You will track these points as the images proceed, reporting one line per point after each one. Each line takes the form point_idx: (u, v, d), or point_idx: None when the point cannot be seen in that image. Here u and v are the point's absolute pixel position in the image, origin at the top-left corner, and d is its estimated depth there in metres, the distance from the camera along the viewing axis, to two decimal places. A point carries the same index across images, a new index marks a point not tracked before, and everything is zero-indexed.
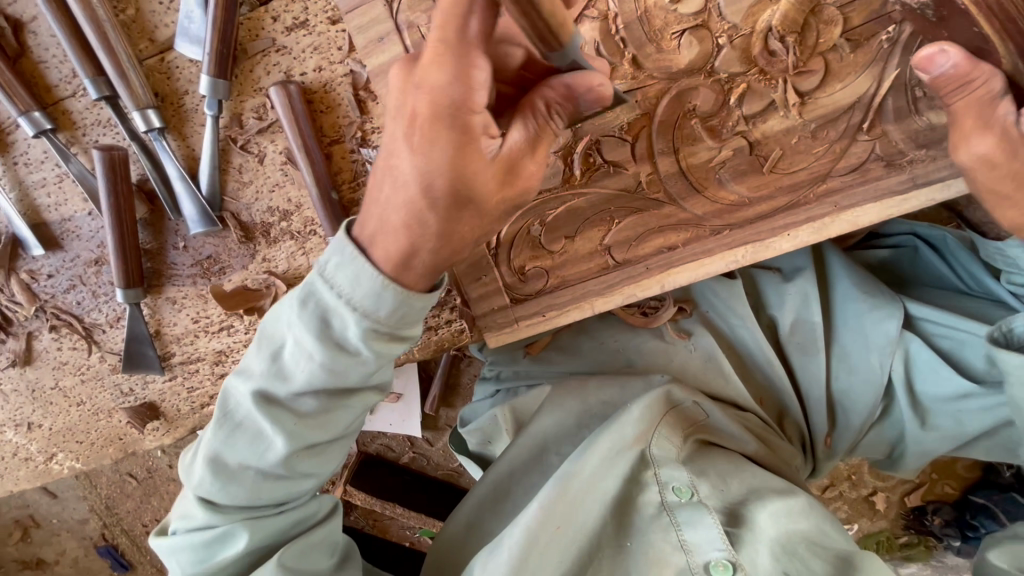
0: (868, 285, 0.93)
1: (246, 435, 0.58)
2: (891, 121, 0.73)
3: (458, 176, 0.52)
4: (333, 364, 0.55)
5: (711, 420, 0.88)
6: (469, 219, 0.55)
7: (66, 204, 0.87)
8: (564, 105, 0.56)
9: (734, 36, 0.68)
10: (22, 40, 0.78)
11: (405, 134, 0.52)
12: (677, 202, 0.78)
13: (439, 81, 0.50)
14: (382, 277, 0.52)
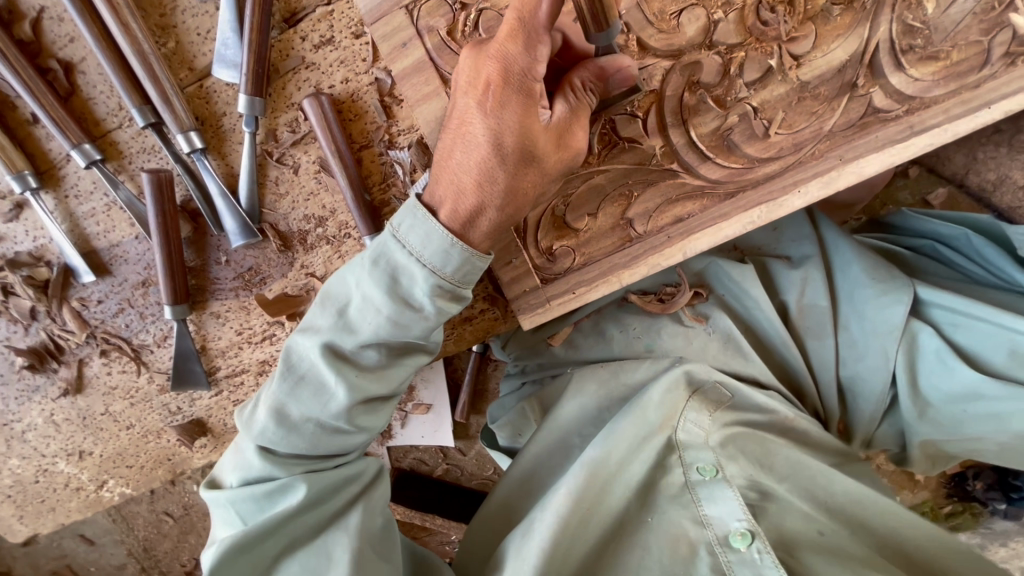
0: (880, 271, 0.91)
1: (310, 386, 0.67)
2: (883, 74, 0.78)
3: (524, 134, 0.65)
4: (398, 316, 0.66)
5: (737, 398, 0.86)
6: (532, 175, 0.68)
7: (114, 230, 0.92)
8: (598, 84, 0.69)
9: (728, 11, 0.75)
10: (73, 80, 0.85)
11: (478, 101, 0.65)
12: (691, 171, 0.82)
13: (512, 51, 0.63)
14: (451, 237, 0.65)
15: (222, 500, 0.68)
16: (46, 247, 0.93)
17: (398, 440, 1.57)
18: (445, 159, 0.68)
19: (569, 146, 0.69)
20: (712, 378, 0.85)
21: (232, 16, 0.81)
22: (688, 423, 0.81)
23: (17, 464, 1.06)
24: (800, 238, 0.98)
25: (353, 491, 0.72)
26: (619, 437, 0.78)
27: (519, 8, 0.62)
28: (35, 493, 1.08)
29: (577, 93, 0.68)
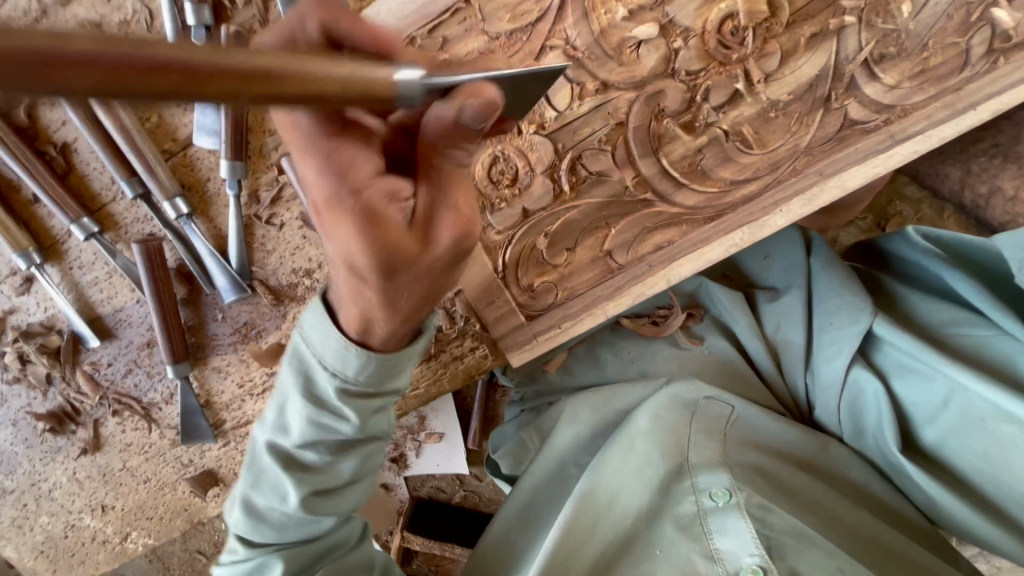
0: (837, 313, 0.92)
1: (265, 483, 0.68)
2: (856, 86, 0.76)
3: (380, 251, 0.52)
4: (317, 416, 0.63)
5: (738, 415, 0.92)
6: (407, 286, 0.55)
7: (117, 296, 0.96)
8: (461, 134, 0.49)
9: (688, 37, 0.74)
10: (70, 158, 0.89)
11: (320, 221, 0.53)
12: (667, 199, 0.81)
13: (313, 173, 0.51)
14: (344, 340, 0.59)
15: (221, 572, 0.71)
16: (56, 317, 0.98)
17: (413, 469, 1.58)
18: (331, 280, 0.60)
19: (433, 241, 0.54)
20: (703, 394, 0.92)
21: None
22: (695, 447, 0.85)
23: (47, 521, 1.11)
24: (788, 267, 1.04)
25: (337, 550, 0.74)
26: (619, 459, 0.86)
27: (283, 126, 0.51)
28: (65, 547, 1.13)
29: (433, 172, 0.52)
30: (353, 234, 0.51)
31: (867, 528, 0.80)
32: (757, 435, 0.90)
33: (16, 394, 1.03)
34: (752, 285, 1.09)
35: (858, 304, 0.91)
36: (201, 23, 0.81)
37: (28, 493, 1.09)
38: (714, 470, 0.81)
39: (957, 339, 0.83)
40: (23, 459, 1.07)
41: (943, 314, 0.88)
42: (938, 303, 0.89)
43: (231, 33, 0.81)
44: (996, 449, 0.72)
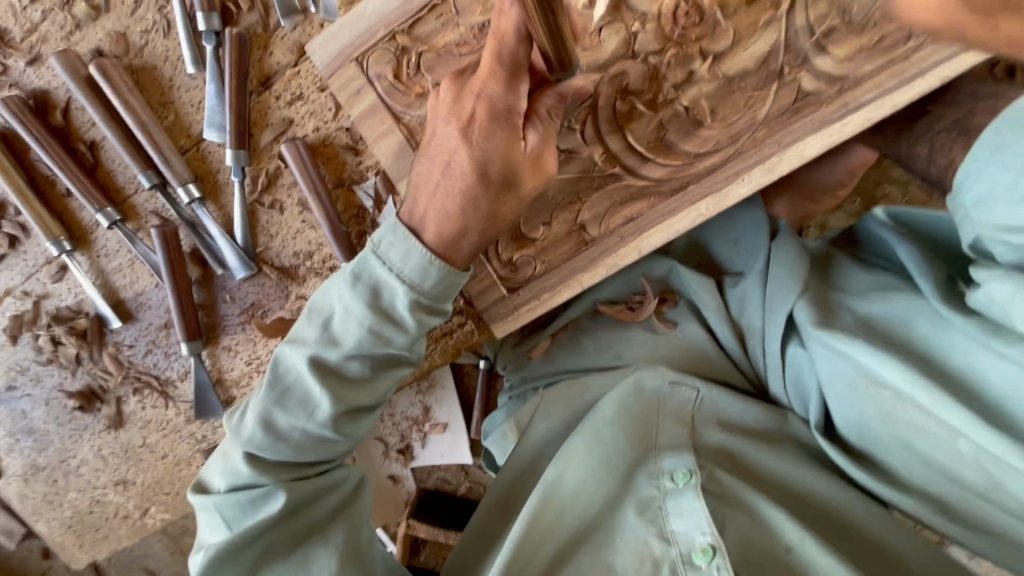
0: (775, 296, 0.94)
1: (297, 393, 0.76)
2: (808, 59, 0.80)
3: (508, 165, 0.74)
4: (378, 326, 0.75)
5: (703, 402, 0.95)
6: (511, 203, 0.76)
7: (137, 280, 1.06)
8: (560, 108, 0.77)
9: (645, 21, 0.80)
10: (98, 155, 0.99)
11: (461, 133, 0.73)
12: (634, 172, 0.86)
13: (495, 91, 0.71)
14: (427, 254, 0.74)
15: (208, 504, 0.75)
16: (84, 301, 1.08)
17: (419, 460, 1.63)
18: (427, 191, 0.75)
19: (543, 168, 0.77)
20: (667, 380, 0.96)
21: (215, 87, 0.93)
22: (663, 433, 0.91)
23: (75, 496, 1.20)
24: (753, 252, 1.07)
25: (338, 499, 0.81)
26: (583, 447, 0.88)
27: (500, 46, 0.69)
28: (91, 522, 1.22)
29: (544, 120, 0.75)
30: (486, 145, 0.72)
31: (829, 502, 0.85)
32: (726, 417, 0.94)
33: (50, 374, 1.12)
34: (723, 272, 1.12)
35: (784, 283, 0.94)
36: (210, 30, 0.91)
37: (59, 469, 1.19)
38: (678, 454, 0.87)
39: (864, 308, 0.87)
40: (55, 436, 1.17)
41: (875, 283, 0.90)
42: (872, 277, 0.93)
43: (237, 36, 0.90)
44: (893, 414, 0.76)
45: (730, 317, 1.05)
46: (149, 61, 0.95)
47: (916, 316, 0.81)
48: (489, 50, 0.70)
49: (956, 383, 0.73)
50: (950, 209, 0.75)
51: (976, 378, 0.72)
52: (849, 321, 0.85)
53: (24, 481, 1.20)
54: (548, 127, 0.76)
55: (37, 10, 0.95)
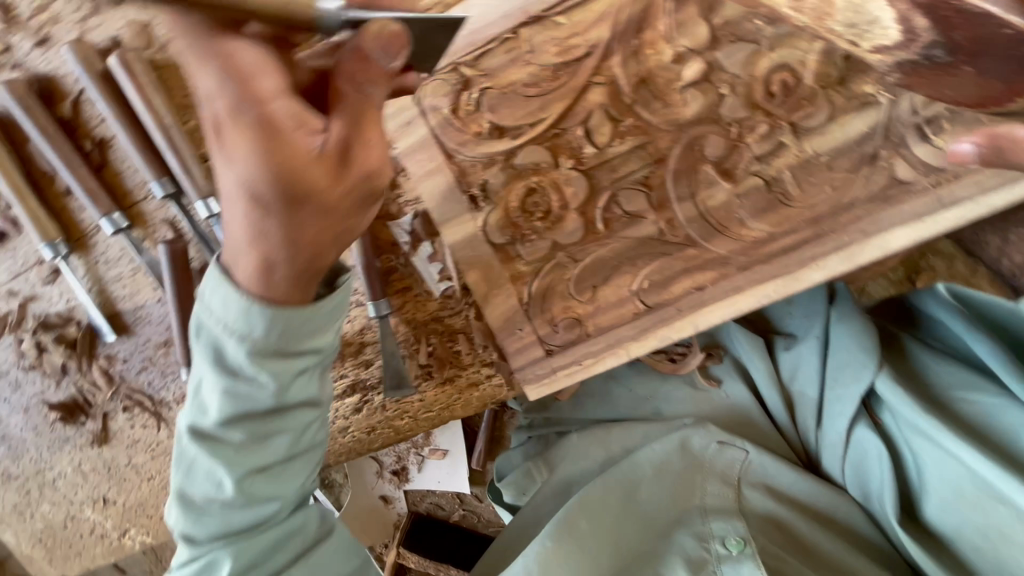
0: (847, 374, 0.92)
1: (195, 470, 0.64)
2: (906, 145, 0.73)
3: (279, 173, 0.52)
4: (236, 382, 0.61)
5: (752, 464, 0.95)
6: (308, 220, 0.55)
7: (138, 293, 0.96)
8: (368, 71, 0.53)
9: (736, 84, 0.73)
10: (106, 153, 0.89)
11: (225, 147, 0.52)
12: (700, 245, 0.80)
13: (227, 89, 0.51)
14: (247, 294, 0.57)
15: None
16: (75, 309, 0.98)
17: (415, 484, 1.58)
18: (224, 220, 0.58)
19: (353, 163, 0.54)
20: (716, 440, 0.97)
21: None
22: (707, 494, 0.94)
23: (48, 509, 1.12)
24: (808, 314, 1.01)
25: (299, 543, 0.70)
26: (613, 490, 0.93)
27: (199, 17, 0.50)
28: (63, 537, 1.13)
29: (347, 100, 0.53)
30: (265, 164, 0.51)
31: None
32: (774, 484, 0.94)
33: (31, 381, 1.03)
34: (771, 330, 1.07)
35: (868, 363, 0.90)
36: None
37: (32, 480, 1.10)
38: (730, 520, 0.90)
39: (962, 409, 0.85)
40: (31, 446, 1.08)
41: (952, 374, 0.89)
42: (950, 366, 0.90)
43: None
44: (999, 531, 0.75)
45: (779, 381, 1.02)
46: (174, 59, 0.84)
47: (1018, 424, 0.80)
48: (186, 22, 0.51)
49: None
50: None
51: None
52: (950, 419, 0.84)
53: None
54: (369, 104, 0.54)
55: None
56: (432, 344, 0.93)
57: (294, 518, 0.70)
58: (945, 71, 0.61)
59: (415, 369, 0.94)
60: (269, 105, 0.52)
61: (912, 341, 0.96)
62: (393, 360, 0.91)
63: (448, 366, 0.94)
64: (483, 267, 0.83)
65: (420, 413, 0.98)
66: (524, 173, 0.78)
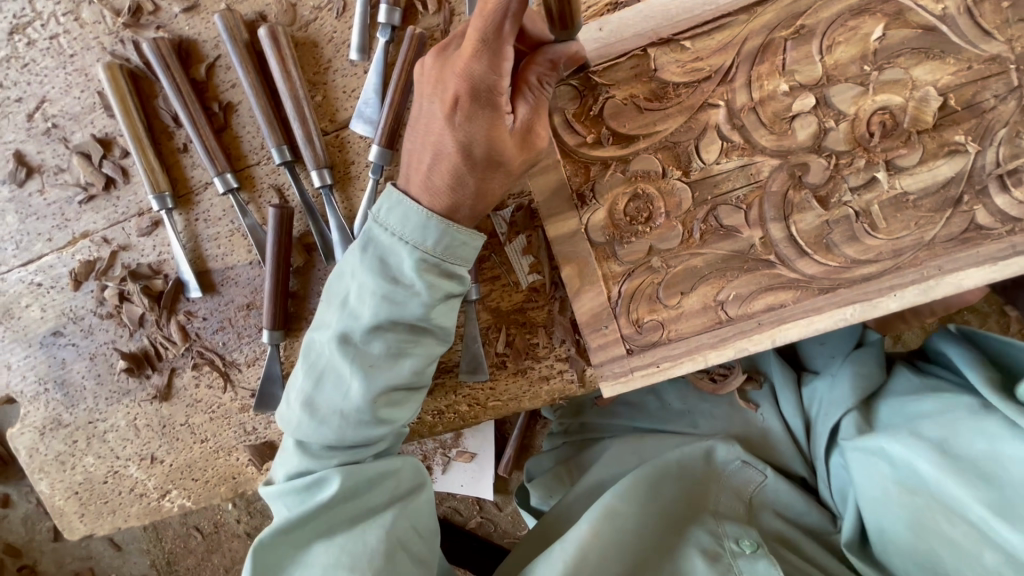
0: (831, 398, 0.99)
1: (331, 376, 0.76)
2: (987, 194, 0.80)
3: (493, 145, 0.71)
4: (392, 292, 0.73)
5: (767, 482, 1.00)
6: (499, 180, 0.74)
7: (232, 253, 0.99)
8: (552, 75, 0.75)
9: (840, 120, 0.80)
10: (230, 118, 0.95)
11: (446, 114, 0.70)
12: (787, 264, 0.85)
13: (476, 69, 0.66)
14: (426, 212, 0.73)
15: (272, 493, 0.78)
16: (166, 262, 1.00)
17: (438, 485, 1.57)
18: (417, 164, 0.75)
19: (535, 144, 0.74)
20: (739, 458, 1.01)
21: (378, 79, 0.89)
22: (721, 502, 0.99)
23: (92, 462, 1.11)
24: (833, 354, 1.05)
25: (394, 485, 0.79)
26: (641, 484, 0.96)
27: (484, 27, 0.64)
28: (100, 493, 1.12)
29: (535, 91, 0.73)
30: (488, 137, 0.70)
31: None
32: (781, 508, 1.00)
33: (104, 329, 1.04)
34: (804, 365, 1.11)
35: (844, 391, 0.98)
36: (390, 23, 0.86)
37: (83, 430, 1.09)
38: (745, 527, 0.93)
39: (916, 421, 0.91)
40: (89, 395, 1.08)
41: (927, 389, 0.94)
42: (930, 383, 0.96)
43: (416, 35, 0.86)
44: (923, 521, 0.81)
45: (801, 405, 1.06)
46: (313, 37, 0.91)
47: (953, 420, 0.85)
48: (474, 28, 0.65)
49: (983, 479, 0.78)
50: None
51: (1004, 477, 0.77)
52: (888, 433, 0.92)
53: (40, 434, 1.11)
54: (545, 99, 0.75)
55: None
56: (511, 333, 0.96)
57: (393, 459, 0.80)
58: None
59: (491, 356, 0.97)
60: (503, 96, 0.69)
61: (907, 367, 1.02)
62: (474, 344, 0.95)
63: (523, 355, 0.97)
64: (579, 262, 0.87)
65: (489, 401, 0.99)
66: (634, 178, 0.84)
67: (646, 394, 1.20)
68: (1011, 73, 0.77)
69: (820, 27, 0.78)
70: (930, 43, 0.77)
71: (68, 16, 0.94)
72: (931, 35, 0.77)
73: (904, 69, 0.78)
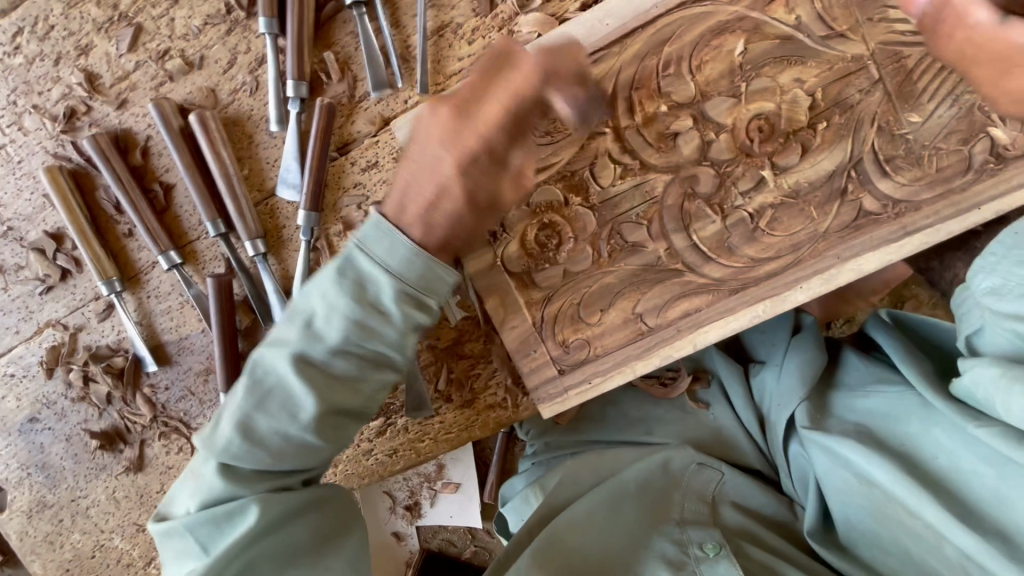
0: (784, 394, 1.00)
1: (279, 399, 0.75)
2: (871, 181, 0.84)
3: (491, 158, 0.74)
4: (365, 320, 0.74)
5: (726, 480, 1.04)
6: (491, 221, 0.80)
7: (183, 324, 1.05)
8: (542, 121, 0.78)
9: (720, 131, 0.85)
10: (170, 198, 1.01)
11: (458, 153, 0.73)
12: (695, 270, 0.89)
13: (496, 129, 0.73)
14: (414, 248, 0.75)
15: (178, 529, 0.74)
16: (125, 340, 1.07)
17: (428, 519, 1.60)
18: (416, 193, 0.76)
19: (525, 184, 0.78)
20: (695, 460, 1.06)
21: (295, 148, 0.95)
22: (685, 509, 0.99)
23: (78, 538, 1.15)
24: (772, 343, 1.13)
25: (324, 519, 0.79)
26: (599, 503, 0.98)
27: (519, 82, 0.71)
28: (89, 568, 1.16)
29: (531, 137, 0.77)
30: (500, 128, 0.72)
31: None
32: (742, 499, 1.02)
33: (76, 410, 1.10)
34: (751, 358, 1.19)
35: (793, 385, 1.00)
36: (299, 96, 0.93)
37: (66, 509, 1.14)
38: (706, 529, 0.94)
39: (864, 405, 0.93)
40: (69, 474, 1.13)
41: (873, 378, 0.96)
42: (875, 371, 0.97)
43: (325, 104, 0.93)
44: (885, 510, 0.80)
45: (753, 400, 1.12)
46: (234, 117, 0.98)
47: (906, 413, 0.86)
48: (474, 75, 0.73)
49: (945, 487, 0.77)
50: (959, 304, 0.85)
51: (964, 486, 0.76)
52: (841, 424, 0.91)
53: (27, 518, 1.15)
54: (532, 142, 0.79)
55: (131, 60, 0.98)
56: (451, 369, 1.01)
57: (322, 489, 0.81)
58: None
59: (435, 392, 1.01)
60: (518, 134, 0.74)
61: (855, 355, 1.04)
62: (416, 382, 0.99)
63: (467, 387, 1.01)
64: (500, 293, 0.92)
65: (441, 434, 1.03)
66: (540, 209, 0.89)
67: (605, 407, 1.23)
68: (871, 67, 0.82)
69: (685, 50, 0.84)
70: (790, 51, 0.82)
71: (11, 126, 1.01)
72: (790, 44, 0.82)
73: (770, 78, 0.83)
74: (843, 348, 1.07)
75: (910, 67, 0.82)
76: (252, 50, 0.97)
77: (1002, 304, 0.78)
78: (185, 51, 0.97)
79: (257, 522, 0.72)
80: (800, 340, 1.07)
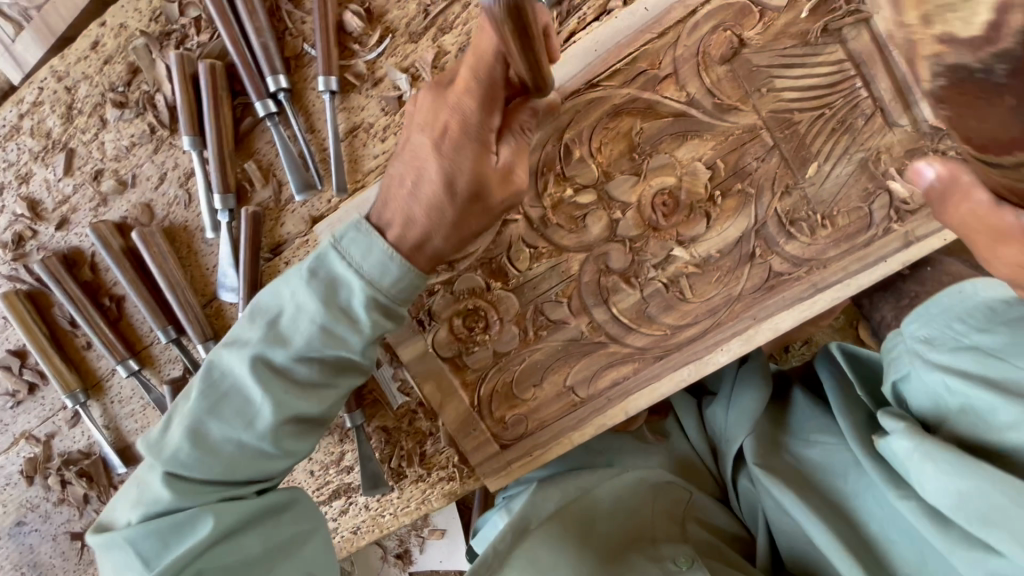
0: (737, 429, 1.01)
1: (234, 404, 0.75)
2: (776, 243, 0.87)
3: (476, 178, 0.72)
4: (330, 322, 0.75)
5: (693, 499, 1.06)
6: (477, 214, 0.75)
7: (148, 424, 1.10)
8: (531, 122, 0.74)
9: (626, 208, 0.87)
10: (122, 306, 1.06)
11: (433, 142, 0.72)
12: (619, 341, 0.92)
13: (468, 106, 0.70)
14: (390, 251, 0.73)
15: (118, 541, 0.74)
16: (94, 444, 1.12)
17: (419, 565, 1.64)
18: (398, 190, 0.74)
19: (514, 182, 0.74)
20: (667, 479, 1.06)
21: (229, 255, 0.99)
22: (658, 530, 0.99)
23: None
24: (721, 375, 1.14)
25: (274, 528, 0.79)
26: (571, 522, 0.95)
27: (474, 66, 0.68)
28: None
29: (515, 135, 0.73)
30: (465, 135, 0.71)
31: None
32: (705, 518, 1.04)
33: (58, 512, 1.15)
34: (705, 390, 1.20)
35: (742, 422, 1.01)
36: (226, 207, 0.97)
37: None
38: (677, 547, 0.94)
39: (809, 449, 0.94)
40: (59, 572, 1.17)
41: (819, 423, 0.96)
42: (818, 415, 0.98)
43: (251, 214, 0.96)
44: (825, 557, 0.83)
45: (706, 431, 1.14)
46: (171, 228, 1.03)
47: (846, 468, 0.88)
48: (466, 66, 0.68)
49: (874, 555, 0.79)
50: (896, 350, 0.85)
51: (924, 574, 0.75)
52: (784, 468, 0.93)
53: None
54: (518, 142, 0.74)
55: (68, 184, 1.03)
56: (403, 445, 1.05)
57: (281, 495, 0.81)
58: (847, 84, 0.83)
59: (390, 470, 1.05)
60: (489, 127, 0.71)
61: (804, 394, 1.05)
62: (370, 462, 1.03)
63: (419, 461, 1.05)
64: (435, 379, 0.94)
65: (400, 510, 1.06)
66: (465, 296, 0.92)
67: None
68: (763, 135, 0.84)
69: (584, 133, 0.84)
70: (684, 127, 0.84)
71: None
72: (684, 120, 0.84)
73: (669, 153, 0.85)
74: (793, 386, 1.09)
75: (801, 132, 0.84)
76: (181, 165, 1.02)
77: (934, 357, 0.78)
78: (118, 171, 1.02)
79: (211, 532, 0.72)
80: (747, 373, 1.09)
